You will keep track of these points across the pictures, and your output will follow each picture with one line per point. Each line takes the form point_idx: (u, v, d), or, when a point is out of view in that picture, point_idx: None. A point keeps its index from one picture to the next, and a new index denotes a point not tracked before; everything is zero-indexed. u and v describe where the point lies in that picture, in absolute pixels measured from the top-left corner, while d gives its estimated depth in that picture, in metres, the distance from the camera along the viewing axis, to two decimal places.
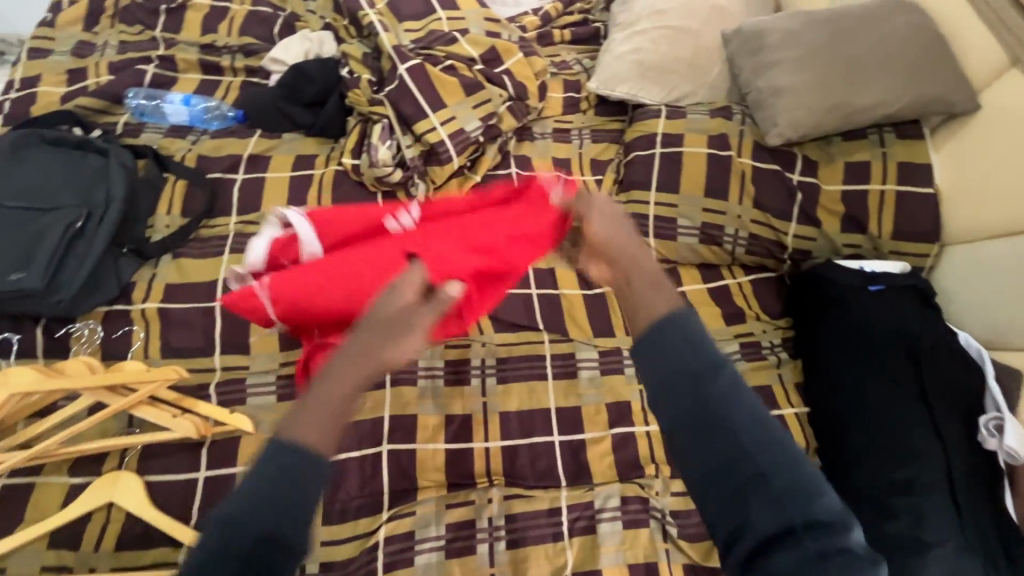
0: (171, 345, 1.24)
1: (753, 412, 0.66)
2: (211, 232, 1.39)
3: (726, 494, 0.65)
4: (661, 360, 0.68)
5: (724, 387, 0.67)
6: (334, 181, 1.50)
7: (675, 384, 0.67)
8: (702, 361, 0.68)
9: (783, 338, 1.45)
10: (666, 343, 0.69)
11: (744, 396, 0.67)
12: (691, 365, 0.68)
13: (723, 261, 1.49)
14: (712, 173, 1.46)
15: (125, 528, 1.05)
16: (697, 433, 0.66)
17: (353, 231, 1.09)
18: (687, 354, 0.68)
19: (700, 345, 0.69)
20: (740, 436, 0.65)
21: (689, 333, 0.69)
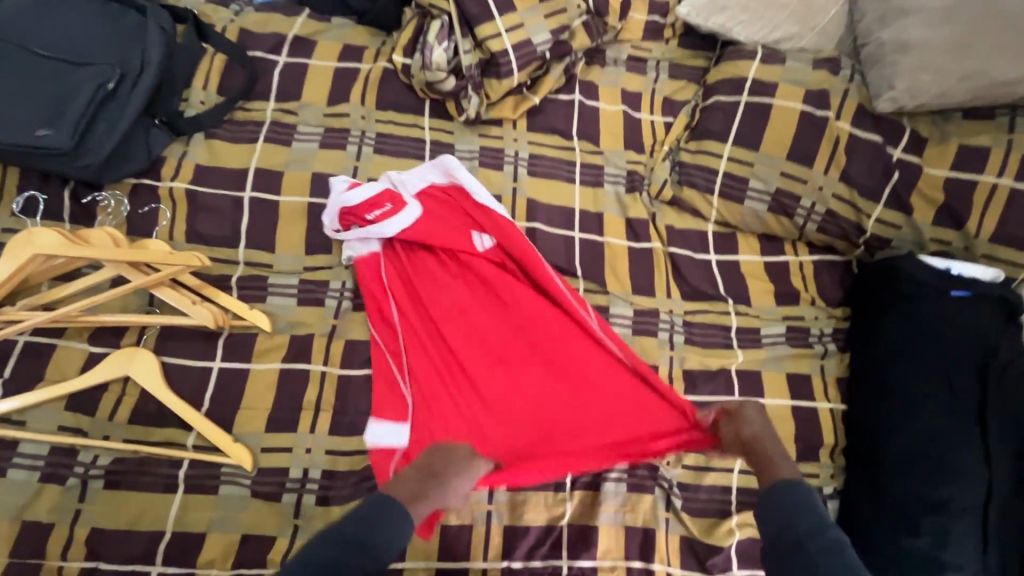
0: (195, 229, 1.20)
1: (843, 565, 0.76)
2: (247, 116, 1.30)
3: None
4: (776, 506, 0.85)
5: (817, 539, 0.79)
6: (382, 79, 1.37)
7: (777, 533, 0.82)
8: (806, 517, 0.82)
9: (835, 328, 1.33)
10: (781, 506, 0.84)
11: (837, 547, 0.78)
12: (798, 518, 0.82)
13: (788, 235, 1.35)
14: (801, 134, 1.29)
15: (139, 403, 1.07)
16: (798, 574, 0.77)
17: (436, 228, 1.22)
18: (801, 514, 0.82)
19: (809, 508, 0.83)
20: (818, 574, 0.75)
21: (800, 500, 0.84)
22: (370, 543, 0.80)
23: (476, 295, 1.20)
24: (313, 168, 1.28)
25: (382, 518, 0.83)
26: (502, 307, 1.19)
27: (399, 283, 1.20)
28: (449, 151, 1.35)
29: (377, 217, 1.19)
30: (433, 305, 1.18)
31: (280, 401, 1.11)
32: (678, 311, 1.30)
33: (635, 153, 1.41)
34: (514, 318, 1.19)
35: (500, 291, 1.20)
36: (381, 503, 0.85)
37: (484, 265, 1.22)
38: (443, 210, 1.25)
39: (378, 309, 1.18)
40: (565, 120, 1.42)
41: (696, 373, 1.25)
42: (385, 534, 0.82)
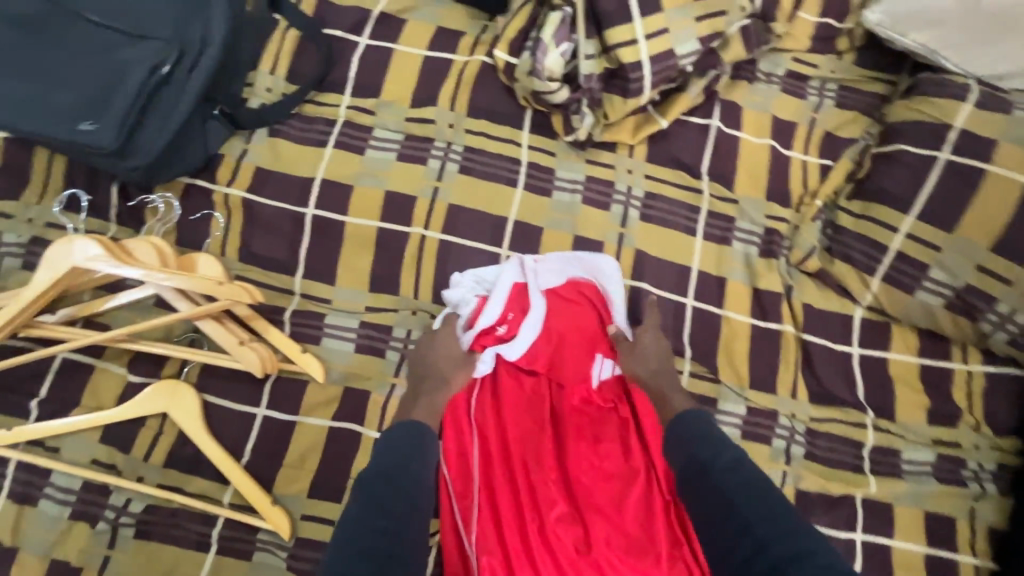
0: (250, 247, 1.04)
1: (751, 482, 0.80)
2: (318, 111, 1.10)
3: (730, 534, 0.77)
4: (681, 441, 0.88)
5: (723, 462, 0.83)
6: (478, 77, 1.13)
7: (686, 462, 0.85)
8: (708, 440, 0.86)
9: (1001, 465, 1.06)
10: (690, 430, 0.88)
11: (746, 468, 0.82)
12: (700, 443, 0.86)
13: (963, 339, 1.06)
14: (1019, 218, 0.97)
15: (176, 445, 0.96)
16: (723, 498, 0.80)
17: (560, 355, 1.03)
18: (710, 444, 0.86)
19: (708, 432, 0.87)
20: (732, 493, 0.79)
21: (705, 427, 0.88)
22: (409, 470, 0.81)
23: (583, 451, 0.98)
24: (386, 184, 1.08)
25: (410, 443, 0.84)
26: (610, 482, 0.97)
27: (504, 408, 1.01)
28: (547, 178, 1.11)
29: (500, 334, 1.03)
30: (529, 453, 0.98)
31: (325, 464, 0.97)
32: (802, 415, 1.06)
33: (778, 205, 1.13)
34: (617, 492, 0.96)
35: (609, 457, 0.99)
36: (405, 431, 0.86)
37: (599, 419, 1.01)
38: (570, 332, 1.04)
39: (475, 429, 1.00)
40: (695, 151, 1.13)
41: (812, 498, 1.03)
42: (417, 459, 0.83)
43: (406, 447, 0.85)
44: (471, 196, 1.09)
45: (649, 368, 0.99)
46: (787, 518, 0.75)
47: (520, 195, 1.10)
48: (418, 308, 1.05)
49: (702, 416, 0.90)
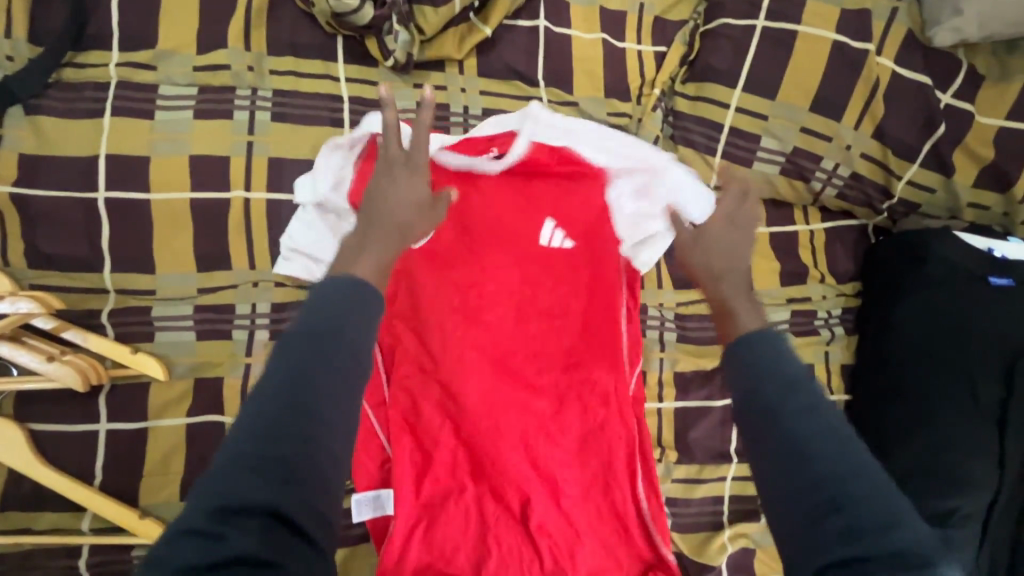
0: (38, 250, 0.89)
1: (833, 433, 0.54)
2: (81, 76, 0.93)
3: (788, 492, 0.53)
4: (742, 365, 0.60)
5: (799, 404, 0.56)
6: (271, 8, 0.98)
7: (751, 379, 0.59)
8: (777, 366, 0.58)
9: (844, 309, 1.16)
10: (765, 351, 0.60)
11: (826, 418, 0.55)
12: (771, 372, 0.58)
13: (800, 202, 1.12)
14: (830, 75, 1.00)
15: (8, 485, 0.85)
16: (782, 434, 0.55)
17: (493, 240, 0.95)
18: (782, 366, 0.59)
19: (782, 361, 0.59)
20: (812, 438, 0.54)
21: (778, 346, 0.61)
22: (343, 347, 0.54)
23: (511, 341, 0.96)
24: (188, 148, 0.94)
25: (344, 307, 0.56)
26: (539, 372, 0.97)
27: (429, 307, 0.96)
28: (375, 112, 1.02)
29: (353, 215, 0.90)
30: (453, 351, 0.95)
31: (192, 463, 0.90)
32: (669, 304, 1.10)
33: (619, 101, 1.10)
34: (534, 381, 0.96)
35: (543, 344, 0.96)
36: (337, 289, 0.57)
37: (541, 297, 0.97)
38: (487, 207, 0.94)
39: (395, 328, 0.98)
40: (527, 58, 1.07)
41: (688, 376, 1.09)
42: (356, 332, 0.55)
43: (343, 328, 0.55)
44: (293, 146, 0.98)
45: (715, 267, 0.82)
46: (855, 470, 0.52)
47: (348, 135, 1.00)
48: (258, 279, 0.95)
49: (776, 339, 0.61)
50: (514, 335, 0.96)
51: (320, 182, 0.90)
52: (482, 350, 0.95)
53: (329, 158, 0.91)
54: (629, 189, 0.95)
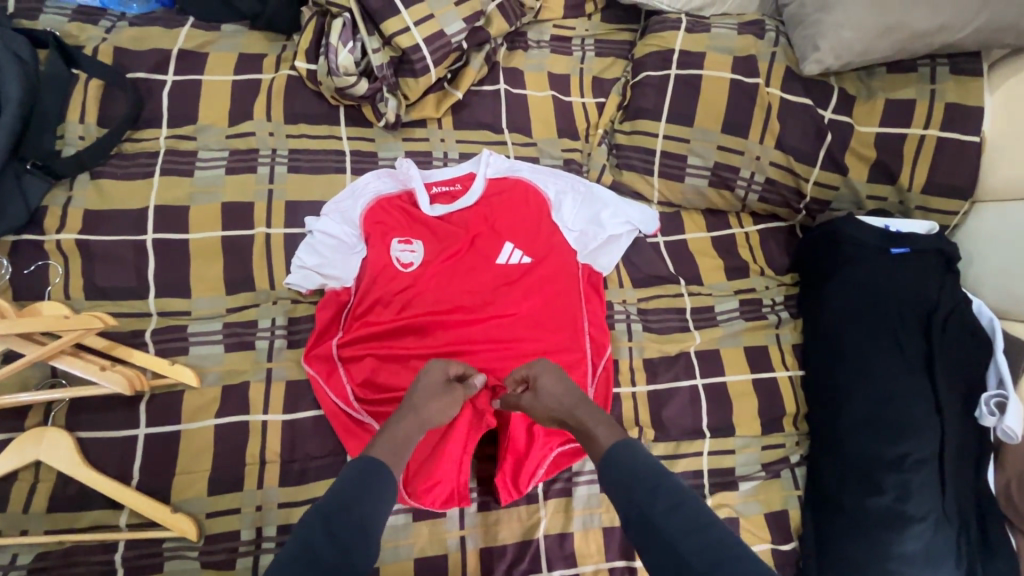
0: (95, 284, 1.07)
1: (694, 518, 0.75)
2: (137, 148, 1.16)
3: (667, 555, 0.73)
4: (622, 478, 0.82)
5: (660, 502, 0.77)
6: (287, 89, 1.25)
7: (630, 482, 0.81)
8: (643, 475, 0.80)
9: (786, 295, 1.33)
10: (630, 467, 0.82)
11: (683, 509, 0.76)
12: (636, 482, 0.80)
13: (731, 208, 1.34)
14: (733, 104, 1.25)
15: (56, 487, 0.96)
16: (664, 513, 0.76)
17: (457, 254, 1.18)
18: (649, 482, 0.80)
19: (642, 464, 0.82)
20: (671, 534, 0.74)
21: (643, 461, 0.83)
22: (357, 517, 0.73)
23: (480, 332, 1.14)
24: (219, 197, 1.16)
25: (361, 486, 0.76)
26: (505, 357, 1.13)
27: (406, 306, 1.13)
28: (371, 161, 1.25)
29: (365, 237, 1.15)
30: (428, 339, 1.12)
31: (218, 459, 1.02)
32: (631, 299, 1.27)
33: (570, 140, 1.35)
34: (503, 365, 1.13)
35: (506, 335, 1.14)
36: (358, 469, 0.79)
37: (501, 295, 1.17)
38: (452, 231, 1.19)
39: (376, 325, 1.10)
40: (492, 113, 1.33)
41: (655, 361, 1.23)
42: (372, 500, 0.76)
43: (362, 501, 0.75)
44: (305, 190, 1.20)
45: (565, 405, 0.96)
46: (705, 533, 0.73)
47: (350, 179, 1.23)
48: (277, 297, 1.13)
49: (638, 449, 0.86)
50: (483, 326, 1.14)
51: (335, 218, 1.15)
52: (456, 339, 1.13)
53: (347, 200, 1.18)
54: (569, 206, 1.26)
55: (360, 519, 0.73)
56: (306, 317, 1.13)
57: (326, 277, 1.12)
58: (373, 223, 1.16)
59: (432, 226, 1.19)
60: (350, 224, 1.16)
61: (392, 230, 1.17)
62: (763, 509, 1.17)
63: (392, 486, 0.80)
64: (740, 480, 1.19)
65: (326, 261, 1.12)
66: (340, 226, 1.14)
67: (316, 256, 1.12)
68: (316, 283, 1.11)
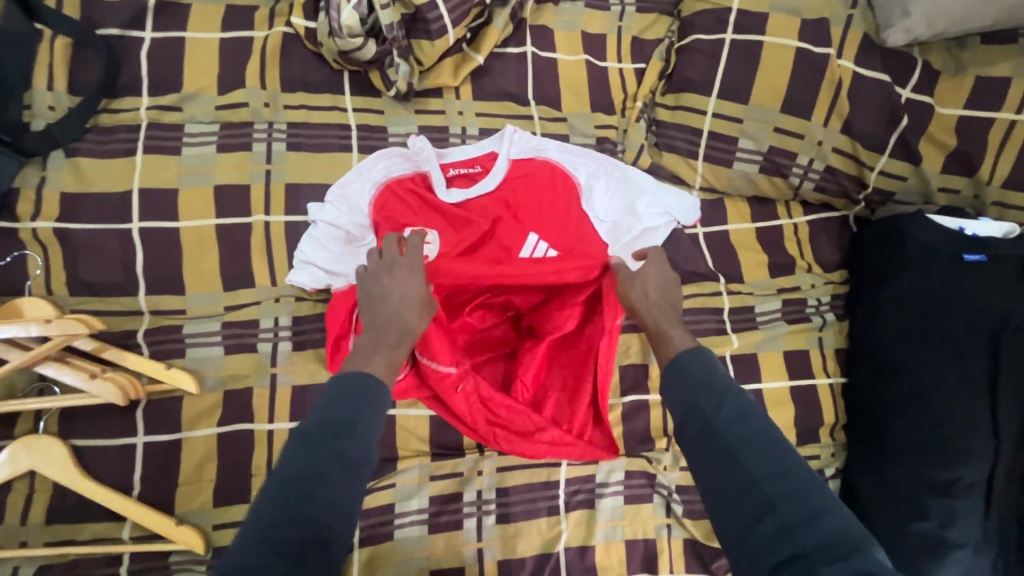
0: (78, 279, 0.97)
1: (762, 434, 0.67)
2: (115, 120, 1.02)
3: (733, 482, 0.65)
4: (683, 382, 0.75)
5: (728, 410, 0.70)
6: (283, 49, 1.08)
7: (688, 394, 0.73)
8: (707, 386, 0.73)
9: (833, 295, 1.22)
10: (693, 376, 0.75)
11: (753, 421, 0.69)
12: (702, 388, 0.73)
13: (782, 197, 1.20)
14: (796, 78, 1.08)
15: (53, 499, 0.91)
16: (730, 428, 0.68)
17: (478, 245, 1.06)
18: (711, 394, 0.72)
19: (710, 375, 0.75)
20: (737, 451, 0.66)
21: (709, 374, 0.75)
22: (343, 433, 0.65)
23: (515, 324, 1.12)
24: (212, 178, 1.03)
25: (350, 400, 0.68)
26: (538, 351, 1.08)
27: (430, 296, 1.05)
28: (380, 138, 1.11)
29: (375, 229, 1.04)
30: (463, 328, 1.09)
31: (223, 470, 0.96)
32: None
33: (604, 114, 1.19)
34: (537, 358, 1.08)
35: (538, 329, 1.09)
36: (349, 387, 0.70)
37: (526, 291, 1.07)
38: (470, 218, 1.06)
39: None
40: (517, 80, 1.16)
41: None
42: (358, 416, 0.67)
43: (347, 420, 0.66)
44: (307, 171, 1.07)
45: (649, 299, 0.96)
46: (779, 453, 0.65)
47: (357, 158, 1.09)
48: (279, 295, 1.03)
49: (710, 359, 0.77)
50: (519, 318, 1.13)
51: (340, 206, 1.04)
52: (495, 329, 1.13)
53: (355, 186, 1.05)
54: (603, 193, 1.12)
55: (344, 438, 0.65)
56: (313, 316, 1.03)
57: (332, 274, 1.01)
58: (382, 214, 1.04)
59: (447, 214, 1.06)
60: (358, 213, 1.04)
61: (404, 219, 1.05)
62: None
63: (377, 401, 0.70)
64: None
65: (331, 258, 1.01)
66: (344, 218, 1.03)
67: (320, 253, 1.01)
68: (323, 283, 1.01)
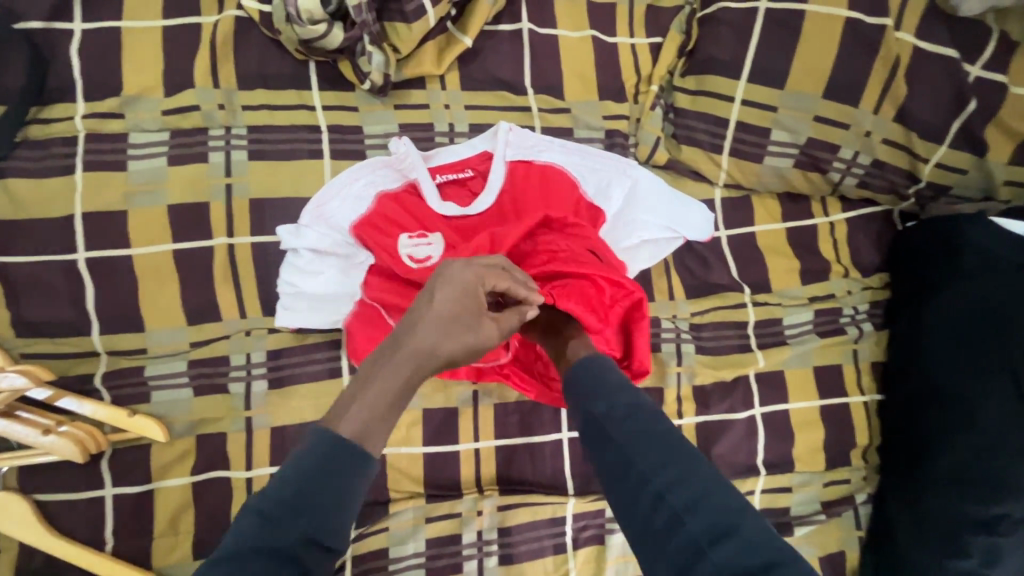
0: (24, 319, 0.87)
1: (658, 437, 0.56)
2: (48, 132, 0.89)
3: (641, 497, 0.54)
4: (571, 385, 0.65)
5: (618, 413, 0.58)
6: (235, 38, 0.93)
7: (582, 404, 0.62)
8: (596, 386, 0.62)
9: (872, 303, 1.09)
10: (585, 382, 0.64)
11: (649, 420, 0.58)
12: (592, 391, 0.62)
13: (818, 193, 1.04)
14: (842, 56, 0.92)
15: (22, 557, 0.85)
16: (633, 438, 0.56)
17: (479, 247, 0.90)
18: (603, 393, 0.61)
19: (601, 374, 0.63)
20: (632, 453, 0.55)
21: (601, 373, 0.64)
22: (320, 520, 0.50)
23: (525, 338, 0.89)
24: (164, 197, 0.90)
25: (336, 476, 0.52)
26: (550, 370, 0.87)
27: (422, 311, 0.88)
28: (356, 140, 0.96)
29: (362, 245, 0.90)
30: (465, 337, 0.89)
31: (201, 521, 0.88)
32: (683, 314, 1.04)
33: (614, 102, 1.03)
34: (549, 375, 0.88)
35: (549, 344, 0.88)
36: (337, 447, 0.54)
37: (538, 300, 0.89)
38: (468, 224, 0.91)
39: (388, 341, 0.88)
40: (512, 65, 1.00)
41: (708, 389, 1.03)
42: (342, 499, 0.52)
43: (323, 506, 0.51)
44: (272, 183, 0.93)
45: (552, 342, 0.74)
46: (679, 451, 0.55)
47: (329, 166, 0.95)
48: (250, 327, 0.92)
49: (600, 362, 0.66)
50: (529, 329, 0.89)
51: (319, 229, 0.89)
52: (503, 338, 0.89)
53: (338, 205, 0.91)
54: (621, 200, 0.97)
55: (311, 533, 0.50)
56: (289, 350, 0.92)
57: (317, 308, 0.90)
58: (367, 228, 0.89)
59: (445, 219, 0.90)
60: (341, 233, 0.90)
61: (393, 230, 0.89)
62: (819, 553, 1.04)
63: (368, 483, 0.54)
64: (796, 521, 1.05)
65: (314, 292, 0.89)
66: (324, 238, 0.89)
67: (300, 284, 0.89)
68: (308, 317, 0.90)
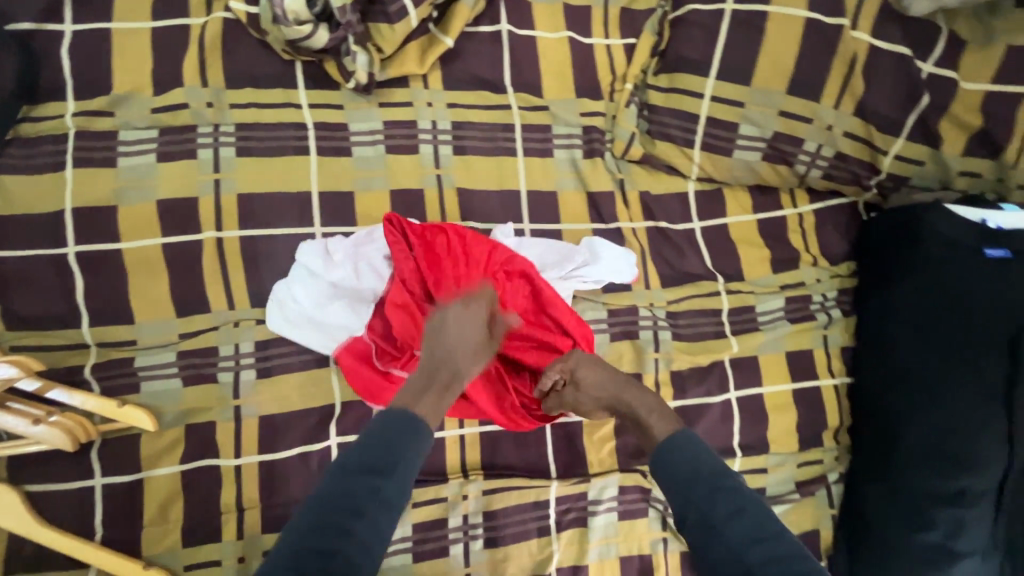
0: (15, 312, 0.89)
1: (757, 527, 0.66)
2: (38, 129, 0.91)
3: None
4: (667, 471, 0.74)
5: (725, 508, 0.68)
6: (224, 39, 0.96)
7: (682, 493, 0.71)
8: (696, 475, 0.71)
9: (840, 290, 1.13)
10: (682, 465, 0.73)
11: (751, 515, 0.67)
12: (692, 480, 0.71)
13: (786, 185, 1.09)
14: (803, 54, 0.97)
15: (10, 548, 0.86)
16: (734, 525, 0.66)
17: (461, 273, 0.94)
18: (708, 484, 0.70)
19: (698, 462, 0.73)
20: (736, 546, 0.65)
21: (701, 462, 0.73)
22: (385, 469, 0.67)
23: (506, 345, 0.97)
24: (154, 193, 0.93)
25: (394, 438, 0.70)
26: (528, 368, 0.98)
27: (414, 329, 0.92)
28: (341, 136, 0.99)
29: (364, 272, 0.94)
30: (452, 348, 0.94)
31: (191, 509, 0.90)
32: (659, 302, 1.08)
33: (590, 100, 1.07)
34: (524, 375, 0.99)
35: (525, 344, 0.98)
36: (396, 419, 0.72)
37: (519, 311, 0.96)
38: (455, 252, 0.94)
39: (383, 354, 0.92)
40: (492, 64, 1.04)
41: (685, 374, 1.07)
42: (401, 460, 0.69)
43: (382, 460, 0.67)
44: (260, 178, 0.96)
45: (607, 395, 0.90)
46: (778, 542, 0.65)
47: (316, 162, 0.98)
48: (239, 319, 0.94)
49: (692, 445, 0.76)
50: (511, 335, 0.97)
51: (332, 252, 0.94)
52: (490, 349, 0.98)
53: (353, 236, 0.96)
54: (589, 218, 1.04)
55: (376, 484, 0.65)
56: (277, 340, 0.94)
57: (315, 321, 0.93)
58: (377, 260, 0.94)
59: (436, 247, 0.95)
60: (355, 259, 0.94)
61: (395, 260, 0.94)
62: (794, 531, 1.08)
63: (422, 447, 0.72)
64: (771, 501, 1.08)
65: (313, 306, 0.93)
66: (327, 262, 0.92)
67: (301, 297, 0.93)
68: (304, 327, 0.92)
